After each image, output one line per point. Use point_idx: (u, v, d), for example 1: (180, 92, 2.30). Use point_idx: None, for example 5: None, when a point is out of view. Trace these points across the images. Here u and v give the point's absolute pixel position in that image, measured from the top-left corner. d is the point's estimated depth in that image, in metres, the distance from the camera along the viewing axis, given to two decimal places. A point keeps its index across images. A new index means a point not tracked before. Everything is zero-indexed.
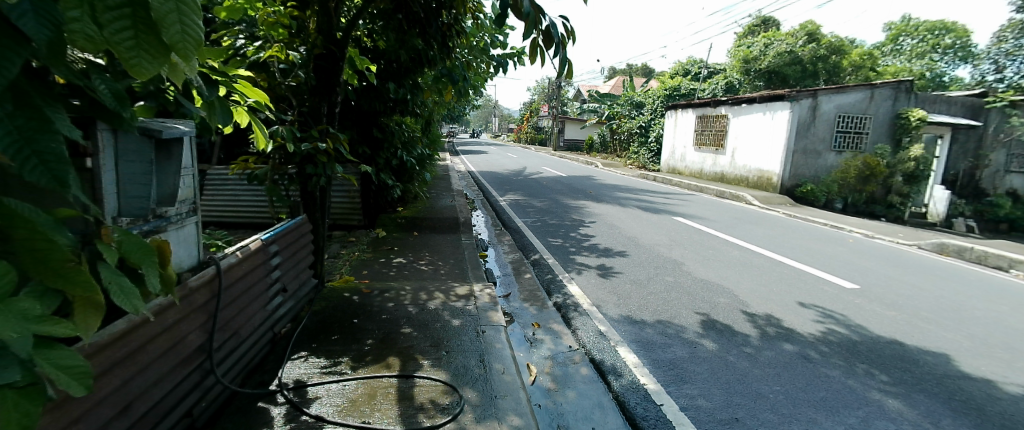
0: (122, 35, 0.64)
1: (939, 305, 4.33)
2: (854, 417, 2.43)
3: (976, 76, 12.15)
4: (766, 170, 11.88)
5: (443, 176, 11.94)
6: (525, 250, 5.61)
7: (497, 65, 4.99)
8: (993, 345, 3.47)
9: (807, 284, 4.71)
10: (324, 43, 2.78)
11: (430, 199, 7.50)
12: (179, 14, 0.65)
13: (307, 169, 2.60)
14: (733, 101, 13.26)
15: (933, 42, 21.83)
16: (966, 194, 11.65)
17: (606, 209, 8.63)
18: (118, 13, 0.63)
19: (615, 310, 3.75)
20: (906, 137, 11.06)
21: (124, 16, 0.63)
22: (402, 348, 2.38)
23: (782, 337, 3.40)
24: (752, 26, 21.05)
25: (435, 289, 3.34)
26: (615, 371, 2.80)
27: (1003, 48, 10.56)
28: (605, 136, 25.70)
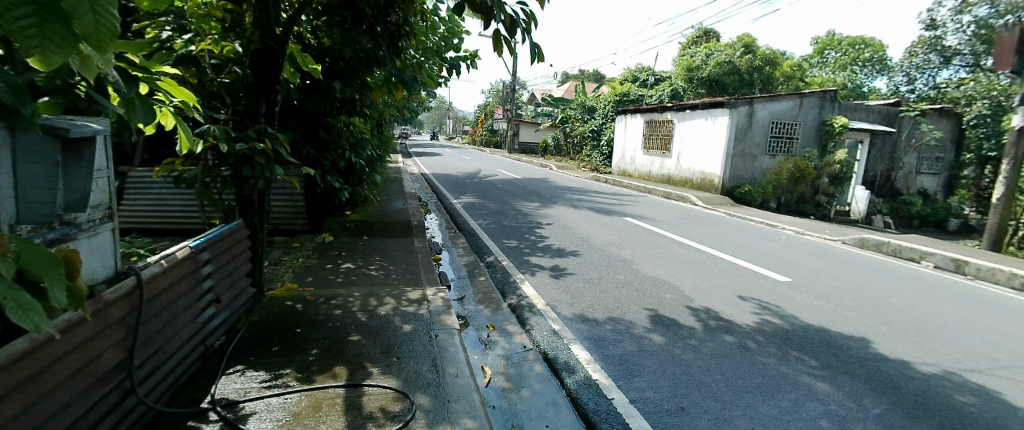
0: (23, 24, 0.64)
1: (860, 294, 4.75)
2: (787, 400, 2.60)
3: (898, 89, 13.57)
4: (709, 172, 12.55)
5: (395, 179, 11.67)
6: (479, 253, 5.58)
7: (451, 67, 4.96)
8: (905, 328, 3.84)
9: (745, 278, 5.02)
10: (261, 38, 2.61)
11: (382, 203, 7.33)
12: (94, 6, 0.66)
13: (243, 171, 2.43)
14: (677, 107, 13.91)
15: (854, 55, 24.24)
16: (885, 193, 13.02)
17: (560, 210, 8.77)
18: (17, 2, 0.63)
19: (568, 309, 3.80)
20: (831, 142, 12.07)
21: (25, 5, 0.63)
22: (351, 356, 2.29)
23: (722, 328, 3.59)
24: (695, 37, 22.32)
25: (386, 294, 3.25)
26: (568, 368, 2.84)
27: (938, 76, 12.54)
28: (559, 140, 26.21)
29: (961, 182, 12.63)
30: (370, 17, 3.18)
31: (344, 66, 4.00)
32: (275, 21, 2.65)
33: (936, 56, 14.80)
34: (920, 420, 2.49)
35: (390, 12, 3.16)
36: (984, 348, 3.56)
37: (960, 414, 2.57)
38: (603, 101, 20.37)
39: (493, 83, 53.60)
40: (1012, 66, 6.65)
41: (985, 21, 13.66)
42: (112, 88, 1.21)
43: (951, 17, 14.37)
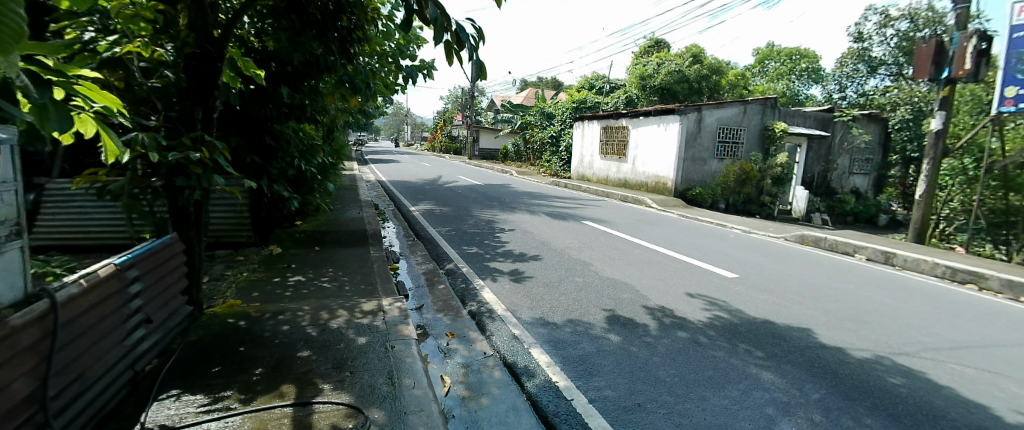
0: None
1: (802, 287, 5.07)
2: (736, 391, 2.73)
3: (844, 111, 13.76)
4: (662, 176, 13.04)
5: (350, 187, 11.33)
6: (438, 260, 5.50)
7: (408, 76, 4.91)
8: (841, 317, 4.13)
9: (697, 276, 5.24)
10: (196, 41, 2.47)
11: (335, 212, 7.08)
12: None
13: (176, 181, 2.27)
14: (632, 113, 14.38)
15: (791, 65, 26.01)
16: (821, 192, 13.94)
17: (520, 216, 8.81)
18: None
19: (528, 314, 3.82)
20: (772, 146, 12.85)
21: None
22: (300, 373, 2.18)
23: (676, 325, 3.73)
24: (647, 47, 23.29)
25: (338, 306, 3.13)
26: (529, 373, 2.85)
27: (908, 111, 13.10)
28: (518, 146, 26.41)
29: (889, 180, 14.14)
30: (321, 22, 3.04)
31: (292, 71, 3.85)
32: (213, 23, 2.52)
33: (864, 65, 16.32)
34: (857, 401, 2.68)
35: (341, 17, 3.09)
36: (911, 332, 3.89)
37: (891, 394, 2.78)
38: (561, 108, 20.74)
39: (452, 90, 53.39)
40: (930, 75, 7.35)
41: (906, 34, 15.14)
42: (20, 94, 1.11)
43: (876, 30, 15.83)
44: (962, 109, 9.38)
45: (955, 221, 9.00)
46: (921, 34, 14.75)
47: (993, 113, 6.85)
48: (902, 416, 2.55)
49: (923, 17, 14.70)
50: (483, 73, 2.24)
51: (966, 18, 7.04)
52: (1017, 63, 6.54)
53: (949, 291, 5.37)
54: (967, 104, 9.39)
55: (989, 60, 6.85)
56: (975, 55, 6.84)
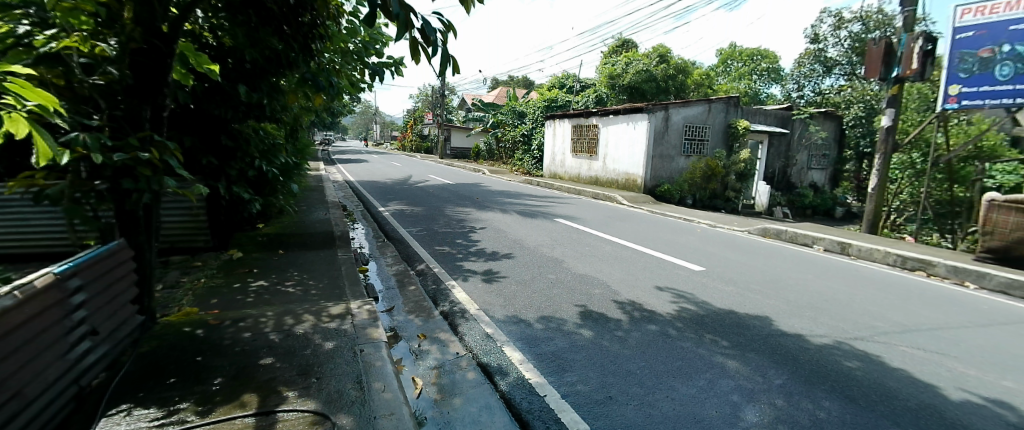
0: None
1: (765, 278, 5.27)
2: (703, 379, 2.82)
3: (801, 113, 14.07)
4: (632, 173, 13.29)
5: (316, 188, 11.02)
6: (409, 261, 5.42)
7: (374, 73, 4.80)
8: (800, 306, 4.32)
9: (665, 270, 5.37)
10: (143, 36, 2.33)
11: (301, 214, 6.87)
12: None
13: (124, 184, 2.14)
14: (602, 112, 14.59)
15: (752, 66, 27.06)
16: (782, 187, 14.54)
17: (493, 215, 8.80)
18: None
19: (501, 312, 3.81)
20: (736, 143, 13.31)
21: None
22: (263, 381, 2.10)
23: (646, 318, 3.82)
24: (615, 47, 23.73)
25: (304, 311, 3.03)
26: (502, 371, 2.85)
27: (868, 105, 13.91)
28: (490, 144, 26.37)
29: (844, 175, 15.09)
30: (280, 17, 2.92)
31: (251, 68, 3.66)
32: (161, 16, 2.37)
33: (820, 65, 17.23)
34: (816, 385, 2.81)
35: (300, 12, 2.98)
36: (865, 318, 4.10)
37: (847, 377, 2.93)
38: (532, 107, 20.84)
39: (421, 89, 52.77)
40: (880, 74, 7.79)
41: (858, 36, 16.00)
42: None
43: (830, 32, 16.64)
44: (910, 106, 10.09)
45: (904, 212, 9.63)
46: (872, 36, 15.60)
47: (938, 111, 7.18)
48: (857, 397, 2.69)
49: (874, 19, 15.56)
50: (447, 68, 2.22)
51: (912, 21, 7.48)
52: (960, 63, 7.02)
53: (901, 278, 5.70)
54: (915, 101, 10.09)
55: (934, 60, 7.32)
56: (921, 55, 7.29)
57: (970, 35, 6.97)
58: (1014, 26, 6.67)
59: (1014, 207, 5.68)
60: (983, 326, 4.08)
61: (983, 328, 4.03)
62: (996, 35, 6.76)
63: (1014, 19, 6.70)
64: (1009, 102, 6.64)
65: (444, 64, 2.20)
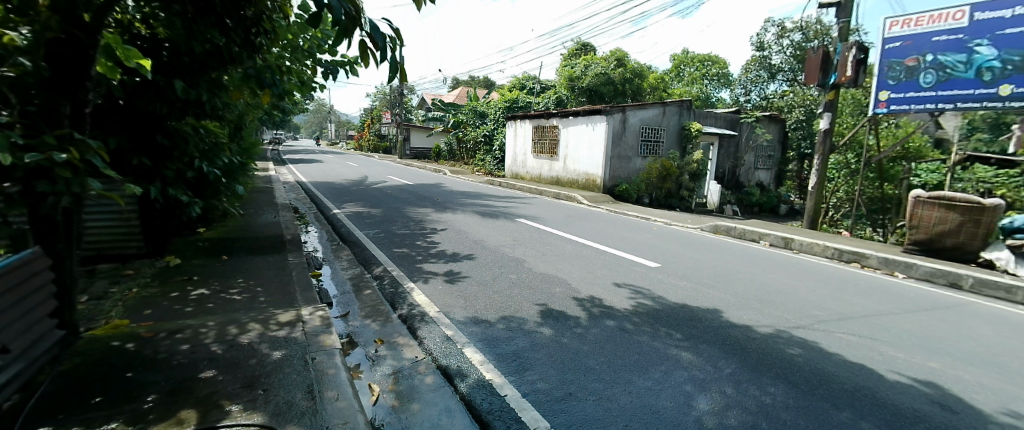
0: None
1: (716, 273, 5.51)
2: (658, 372, 2.91)
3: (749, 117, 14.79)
4: (592, 173, 13.55)
5: (267, 189, 10.51)
6: (366, 265, 5.26)
7: (327, 72, 4.64)
8: (748, 298, 4.55)
9: (623, 267, 5.51)
10: (61, 25, 2.12)
11: (248, 218, 6.51)
12: None
13: (37, 187, 1.92)
14: (562, 113, 14.79)
15: (703, 71, 28.36)
16: (731, 186, 15.19)
17: (455, 216, 8.72)
18: None
19: (461, 313, 3.78)
20: (689, 145, 13.88)
21: None
22: (202, 396, 1.97)
23: (605, 314, 3.90)
24: (575, 50, 24.21)
25: (250, 320, 2.88)
26: (462, 373, 2.82)
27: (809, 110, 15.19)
28: (451, 145, 26.14)
29: (787, 175, 16.09)
30: (220, 10, 2.74)
31: (189, 62, 3.41)
32: (83, 4, 2.17)
33: (765, 72, 18.39)
34: (762, 373, 2.96)
35: (243, 5, 2.81)
36: (806, 307, 4.38)
37: (790, 364, 3.11)
38: (493, 107, 20.85)
39: (379, 88, 51.62)
40: (819, 80, 8.34)
41: (799, 45, 17.11)
42: None
43: (774, 40, 17.69)
44: (845, 111, 11.01)
45: (841, 209, 10.38)
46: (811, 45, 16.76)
47: (871, 114, 7.84)
48: (800, 383, 2.85)
49: (813, 29, 16.69)
50: (396, 74, 2.19)
51: (846, 32, 8.07)
52: (889, 71, 7.66)
53: (839, 270, 6.13)
54: (850, 106, 10.99)
55: (865, 68, 7.91)
56: (854, 63, 7.86)
57: (897, 45, 7.60)
58: (936, 37, 7.23)
59: (939, 203, 6.23)
60: (909, 312, 4.46)
61: (909, 314, 4.40)
62: (920, 45, 7.36)
63: (936, 31, 7.27)
64: (932, 107, 7.26)
65: (395, 69, 2.17)
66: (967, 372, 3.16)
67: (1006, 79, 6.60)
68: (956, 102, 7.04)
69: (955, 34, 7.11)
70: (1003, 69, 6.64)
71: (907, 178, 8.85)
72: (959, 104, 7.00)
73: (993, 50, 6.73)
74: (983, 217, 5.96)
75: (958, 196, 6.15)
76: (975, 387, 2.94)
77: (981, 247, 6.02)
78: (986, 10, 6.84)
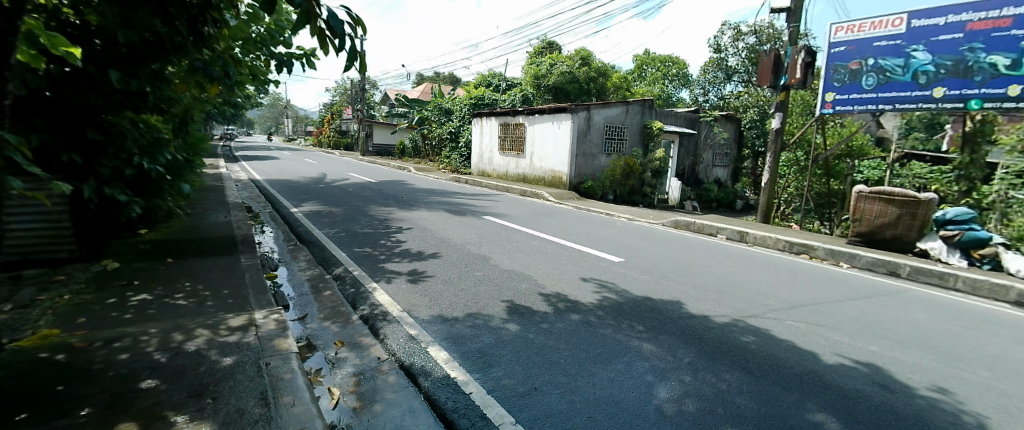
0: None
1: (676, 266, 5.69)
2: (621, 363, 2.98)
3: (707, 116, 15.38)
4: (557, 170, 13.69)
5: (218, 188, 9.97)
6: (326, 265, 5.10)
7: (282, 65, 4.45)
8: (706, 290, 4.72)
9: (588, 262, 5.60)
10: None
11: (197, 220, 6.15)
12: None
13: None
14: (528, 111, 14.85)
15: (664, 71, 29.28)
16: (691, 182, 15.77)
17: (421, 214, 8.59)
18: None
19: (426, 312, 3.73)
20: (651, 143, 14.26)
21: None
22: (144, 408, 1.85)
23: (570, 309, 3.95)
24: (541, 48, 24.40)
25: (197, 326, 2.73)
26: (426, 372, 2.78)
27: (762, 110, 16.03)
28: (416, 141, 25.73)
29: (742, 172, 16.86)
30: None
31: (127, 52, 3.14)
32: None
33: (722, 73, 19.19)
34: (719, 360, 3.09)
35: None
36: (759, 297, 4.59)
37: (743, 351, 3.26)
38: (459, 104, 20.67)
39: (340, 83, 50.12)
40: (771, 82, 8.75)
41: (753, 47, 17.94)
42: None
43: (730, 42, 18.46)
44: (795, 111, 11.68)
45: (791, 203, 10.96)
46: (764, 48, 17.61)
47: (818, 114, 8.36)
48: (753, 369, 3.00)
49: (765, 33, 17.52)
50: (354, 64, 2.09)
51: (795, 36, 8.50)
52: (834, 74, 8.23)
53: (790, 261, 6.48)
54: (799, 107, 11.64)
55: (813, 71, 8.36)
56: (803, 66, 8.27)
57: (842, 50, 8.16)
58: (877, 43, 7.76)
59: (878, 197, 6.69)
60: (853, 299, 4.77)
61: (853, 301, 4.70)
62: (862, 50, 7.90)
63: (877, 37, 7.78)
64: (873, 108, 7.78)
65: (352, 59, 2.07)
66: (903, 353, 3.41)
67: (939, 82, 7.06)
68: (894, 103, 7.55)
69: (894, 40, 7.60)
70: (936, 73, 7.10)
71: (851, 174, 9.64)
72: (897, 105, 7.50)
73: (928, 55, 7.18)
74: (919, 209, 6.45)
75: (896, 190, 6.55)
76: (909, 367, 3.18)
77: (916, 238, 6.52)
78: (922, 17, 7.31)
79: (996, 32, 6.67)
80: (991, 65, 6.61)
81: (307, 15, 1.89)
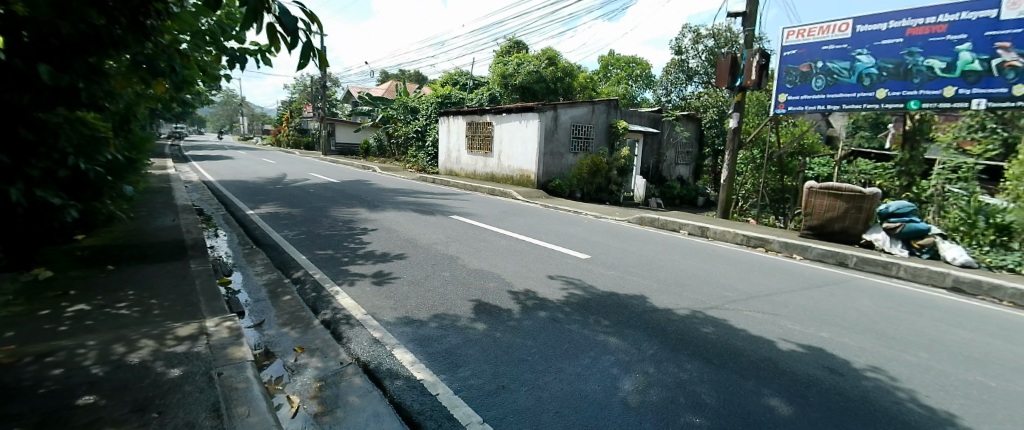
0: None
1: (641, 261, 5.83)
2: (587, 357, 3.03)
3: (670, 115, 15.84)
4: (525, 169, 13.76)
5: (166, 190, 9.40)
6: (285, 269, 4.91)
7: (234, 60, 4.25)
8: (669, 283, 4.87)
9: (556, 260, 5.66)
10: None
11: (142, 224, 5.78)
12: None
13: None
14: (495, 110, 14.84)
15: (628, 71, 29.97)
16: (655, 180, 16.21)
17: (387, 214, 8.42)
18: None
19: (391, 314, 3.66)
20: (616, 141, 14.56)
21: None
22: (80, 426, 1.73)
23: (537, 306, 3.98)
24: (508, 48, 24.45)
25: (141, 336, 2.57)
26: (391, 375, 2.73)
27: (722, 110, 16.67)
28: (381, 140, 25.23)
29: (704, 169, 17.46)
30: None
31: (59, 44, 2.78)
32: None
33: (683, 74, 19.86)
34: (680, 351, 3.20)
35: None
36: (719, 289, 4.78)
37: (703, 341, 3.39)
38: (425, 103, 20.42)
39: (300, 80, 48.42)
40: (728, 83, 9.11)
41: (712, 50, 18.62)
42: None
43: (691, 45, 19.10)
44: (751, 111, 12.22)
45: (749, 199, 11.46)
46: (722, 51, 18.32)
47: (773, 114, 8.83)
48: (712, 358, 3.11)
49: (723, 36, 18.24)
50: (308, 61, 2.02)
51: (750, 40, 8.89)
52: (786, 76, 8.66)
53: (748, 255, 6.77)
54: (754, 107, 12.18)
55: (767, 74, 8.76)
56: (757, 68, 8.65)
57: (794, 53, 8.58)
58: (825, 47, 8.20)
59: (827, 192, 7.10)
60: (806, 289, 5.04)
61: (804, 291, 4.97)
62: (812, 53, 8.35)
63: (825, 41, 8.23)
64: (822, 108, 8.25)
65: (306, 57, 2.01)
66: (850, 338, 3.63)
67: (881, 84, 7.56)
68: (841, 103, 8.02)
69: (841, 44, 8.04)
70: (879, 75, 7.58)
71: (803, 170, 10.02)
72: (844, 105, 7.98)
73: (872, 59, 7.66)
74: (864, 203, 6.88)
75: (843, 186, 6.95)
76: (856, 351, 3.38)
77: (862, 230, 6.93)
78: (867, 23, 7.78)
79: (933, 38, 7.06)
80: (928, 68, 7.07)
81: (256, 11, 1.81)
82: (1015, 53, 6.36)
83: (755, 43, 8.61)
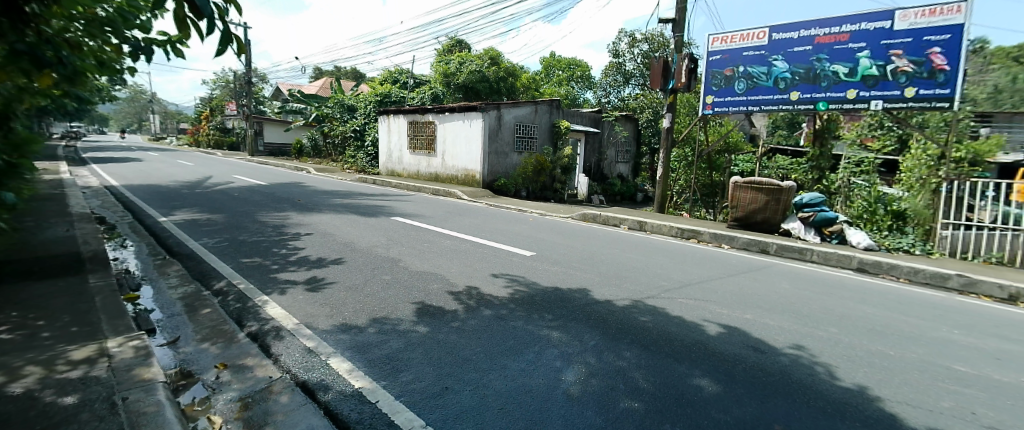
0: None
1: (584, 256, 6.01)
2: (531, 353, 3.07)
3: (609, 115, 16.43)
4: (471, 169, 13.68)
5: (57, 197, 8.29)
6: (205, 280, 4.52)
7: (139, 51, 3.84)
8: (610, 277, 5.06)
9: (501, 258, 5.68)
10: None
11: (26, 237, 5.06)
12: None
13: None
14: (438, 109, 14.60)
15: (569, 73, 30.73)
16: (596, 178, 16.77)
17: (322, 218, 8.01)
18: None
19: (326, 322, 3.50)
20: (559, 141, 14.89)
21: None
22: None
23: (481, 305, 3.98)
24: (449, 47, 24.20)
25: (24, 363, 2.26)
26: (326, 386, 2.61)
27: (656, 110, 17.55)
28: (316, 140, 23.99)
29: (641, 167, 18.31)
30: None
31: None
32: None
33: (621, 76, 20.72)
34: (619, 340, 3.33)
35: None
36: (655, 279, 5.03)
37: (641, 330, 3.56)
38: (363, 101, 19.66)
39: (222, 75, 44.81)
40: (661, 85, 9.61)
41: (647, 54, 19.59)
42: None
43: (627, 49, 19.98)
44: (682, 111, 13.02)
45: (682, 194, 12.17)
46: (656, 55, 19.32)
47: (701, 115, 9.46)
48: (648, 345, 3.28)
49: (655, 41, 19.22)
50: (228, 47, 1.87)
51: (679, 44, 9.44)
52: (712, 79, 9.31)
53: (683, 246, 7.21)
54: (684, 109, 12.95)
55: (695, 77, 9.34)
56: (687, 72, 9.21)
57: (719, 58, 9.22)
58: (745, 52, 8.87)
59: (749, 186, 7.71)
60: (731, 276, 5.44)
61: (731, 277, 5.36)
62: (733, 59, 9.01)
63: (744, 47, 8.90)
64: (744, 109, 8.96)
65: (225, 42, 1.85)
66: (770, 319, 3.96)
67: (794, 87, 8.33)
68: (761, 105, 8.73)
69: (759, 50, 8.74)
70: (792, 79, 8.35)
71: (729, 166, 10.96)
72: (763, 106, 8.70)
73: (786, 64, 8.40)
74: (782, 196, 7.56)
75: (763, 181, 7.60)
76: (775, 330, 3.70)
77: (781, 220, 7.61)
78: (781, 31, 8.52)
79: (837, 46, 7.90)
80: (834, 73, 7.90)
81: None
82: (906, 60, 7.18)
83: (683, 48, 9.16)
